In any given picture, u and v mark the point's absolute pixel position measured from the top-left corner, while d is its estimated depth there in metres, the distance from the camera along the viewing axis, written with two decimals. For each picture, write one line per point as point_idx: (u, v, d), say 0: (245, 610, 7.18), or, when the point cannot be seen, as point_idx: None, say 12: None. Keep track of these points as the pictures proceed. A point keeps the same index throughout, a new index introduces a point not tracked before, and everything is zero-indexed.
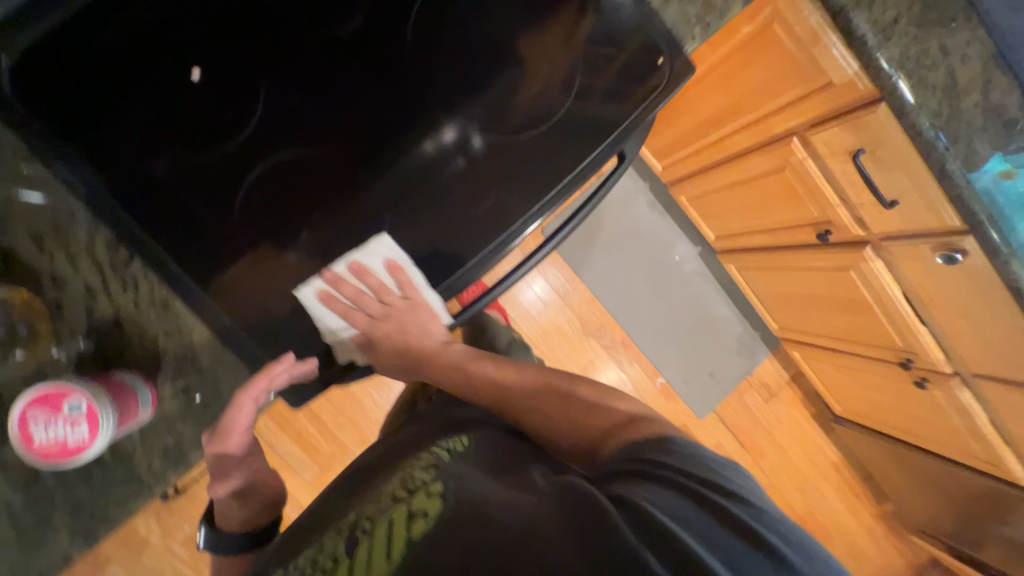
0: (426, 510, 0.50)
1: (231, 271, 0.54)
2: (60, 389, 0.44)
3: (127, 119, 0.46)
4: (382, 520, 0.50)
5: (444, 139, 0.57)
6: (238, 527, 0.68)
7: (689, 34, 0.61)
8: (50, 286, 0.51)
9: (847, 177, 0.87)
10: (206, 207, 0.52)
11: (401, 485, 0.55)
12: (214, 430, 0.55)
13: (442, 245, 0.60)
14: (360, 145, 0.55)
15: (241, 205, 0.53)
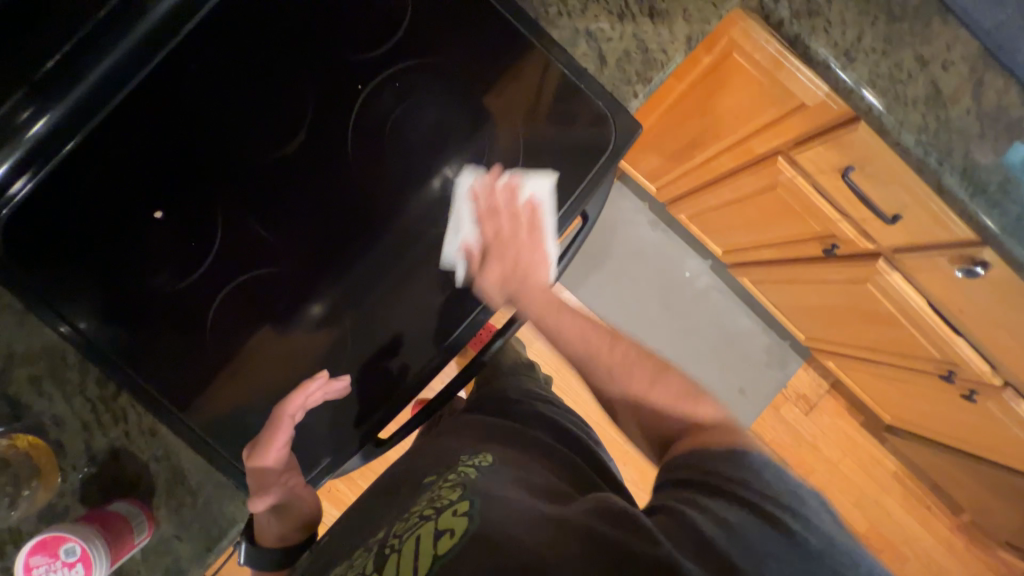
0: (454, 529, 0.48)
1: (223, 376, 0.58)
2: (57, 535, 0.48)
3: (134, 245, 0.55)
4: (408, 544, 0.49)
5: (422, 198, 0.62)
6: (275, 541, 0.66)
7: (632, 92, 0.61)
8: (51, 427, 0.55)
9: (841, 194, 0.82)
10: (209, 311, 0.58)
11: (427, 505, 0.53)
12: (254, 444, 0.58)
13: (437, 305, 0.63)
14: (338, 219, 0.60)
15: (240, 300, 0.59)
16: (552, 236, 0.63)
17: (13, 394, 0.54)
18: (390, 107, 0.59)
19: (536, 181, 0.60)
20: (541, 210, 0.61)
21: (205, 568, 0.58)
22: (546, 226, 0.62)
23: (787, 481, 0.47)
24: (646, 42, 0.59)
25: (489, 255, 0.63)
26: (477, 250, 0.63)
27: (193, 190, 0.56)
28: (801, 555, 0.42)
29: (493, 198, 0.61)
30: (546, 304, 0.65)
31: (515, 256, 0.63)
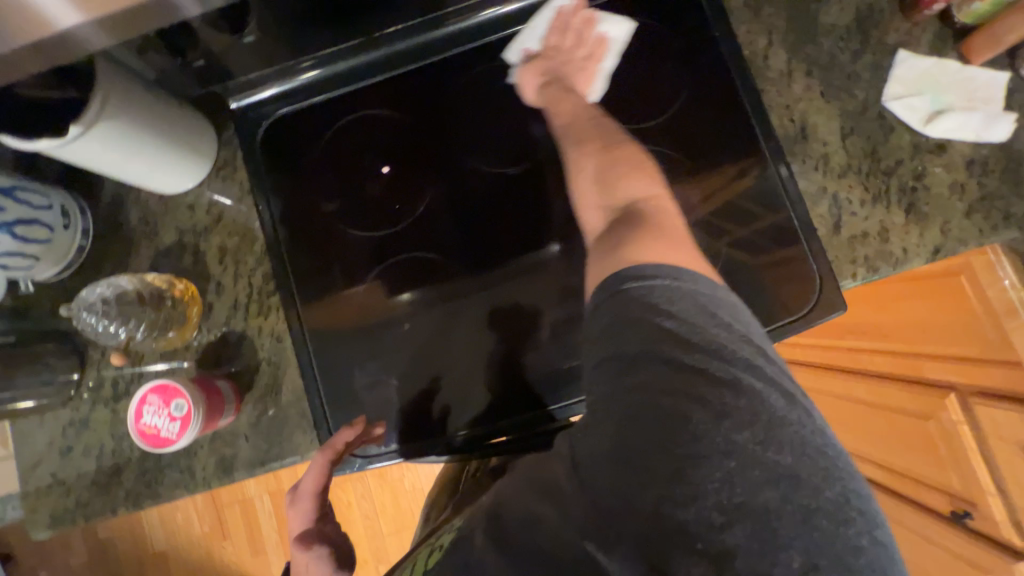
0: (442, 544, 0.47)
1: (313, 311, 0.61)
2: (176, 387, 0.52)
3: (349, 192, 0.63)
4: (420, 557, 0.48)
5: (551, 249, 0.60)
6: None
7: (851, 270, 0.57)
8: (213, 289, 0.62)
9: (1013, 475, 0.69)
10: (351, 254, 0.62)
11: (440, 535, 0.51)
12: (294, 491, 0.56)
13: (526, 357, 0.58)
14: (487, 230, 0.61)
15: (378, 260, 0.62)
16: (613, 62, 0.61)
17: (206, 250, 0.63)
18: None
19: (615, 24, 0.61)
20: (607, 47, 0.61)
21: (248, 477, 0.59)
22: (604, 64, 0.61)
23: (680, 282, 0.44)
24: (891, 232, 0.56)
25: (537, 73, 0.61)
26: (529, 62, 0.61)
27: (417, 168, 0.62)
28: (812, 512, 0.35)
29: (569, 18, 0.61)
30: (597, 137, 0.56)
31: (567, 61, 0.60)
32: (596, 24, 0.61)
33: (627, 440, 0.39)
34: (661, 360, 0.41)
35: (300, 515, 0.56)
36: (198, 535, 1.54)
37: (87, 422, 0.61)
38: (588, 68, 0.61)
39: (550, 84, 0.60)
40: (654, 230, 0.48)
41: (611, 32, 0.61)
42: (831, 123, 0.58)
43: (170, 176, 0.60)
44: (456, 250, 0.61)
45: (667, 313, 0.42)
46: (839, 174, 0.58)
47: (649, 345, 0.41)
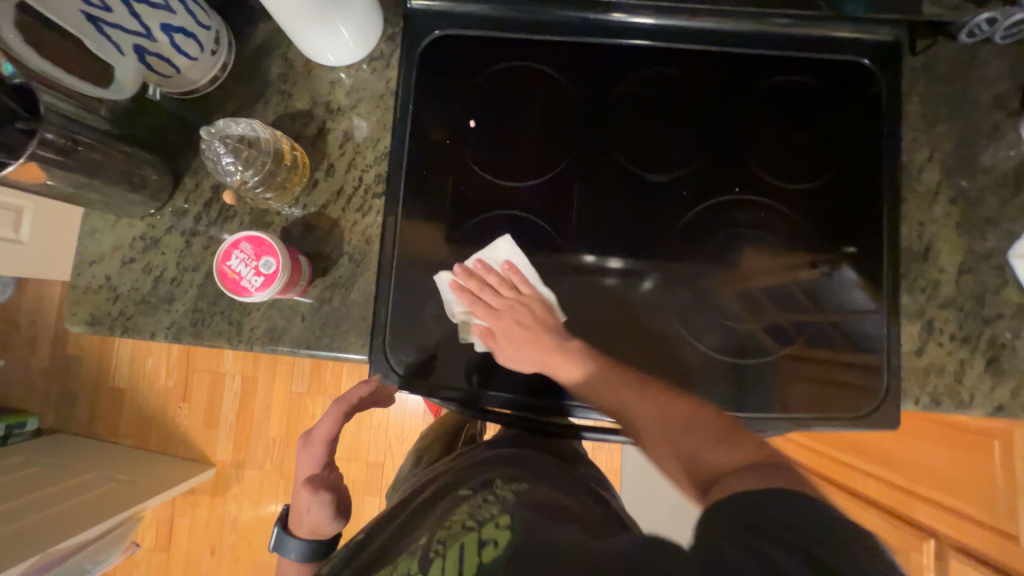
0: (499, 539, 0.42)
1: (389, 229, 0.60)
2: (269, 245, 0.52)
3: (491, 134, 0.62)
4: (454, 545, 0.43)
5: (605, 265, 0.60)
6: (314, 521, 0.63)
7: (915, 395, 0.59)
8: (323, 170, 0.62)
9: None
10: (448, 189, 0.61)
11: (466, 515, 0.47)
12: (307, 435, 0.65)
13: (586, 354, 0.59)
14: (574, 220, 0.61)
15: (452, 208, 0.61)
16: (530, 274, 0.61)
17: (328, 131, 0.63)
18: (744, 221, 0.61)
19: (503, 246, 0.60)
20: (517, 269, 0.60)
21: (291, 354, 0.60)
22: (517, 262, 0.60)
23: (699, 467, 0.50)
24: (966, 375, 0.58)
25: (522, 348, 0.59)
26: (485, 337, 0.60)
27: (566, 142, 0.62)
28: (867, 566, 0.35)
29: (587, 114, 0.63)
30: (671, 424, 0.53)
31: (518, 316, 0.60)
32: (492, 264, 0.61)
33: (760, 524, 0.39)
34: (746, 518, 0.40)
35: (323, 449, 0.65)
36: (161, 387, 1.55)
37: (158, 242, 0.62)
38: (491, 231, 0.61)
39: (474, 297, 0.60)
40: (664, 406, 0.54)
41: (503, 255, 0.60)
42: (954, 255, 0.60)
43: (323, 43, 0.58)
44: (542, 231, 0.61)
45: (772, 496, 0.41)
46: (940, 305, 0.59)
47: (757, 501, 0.41)
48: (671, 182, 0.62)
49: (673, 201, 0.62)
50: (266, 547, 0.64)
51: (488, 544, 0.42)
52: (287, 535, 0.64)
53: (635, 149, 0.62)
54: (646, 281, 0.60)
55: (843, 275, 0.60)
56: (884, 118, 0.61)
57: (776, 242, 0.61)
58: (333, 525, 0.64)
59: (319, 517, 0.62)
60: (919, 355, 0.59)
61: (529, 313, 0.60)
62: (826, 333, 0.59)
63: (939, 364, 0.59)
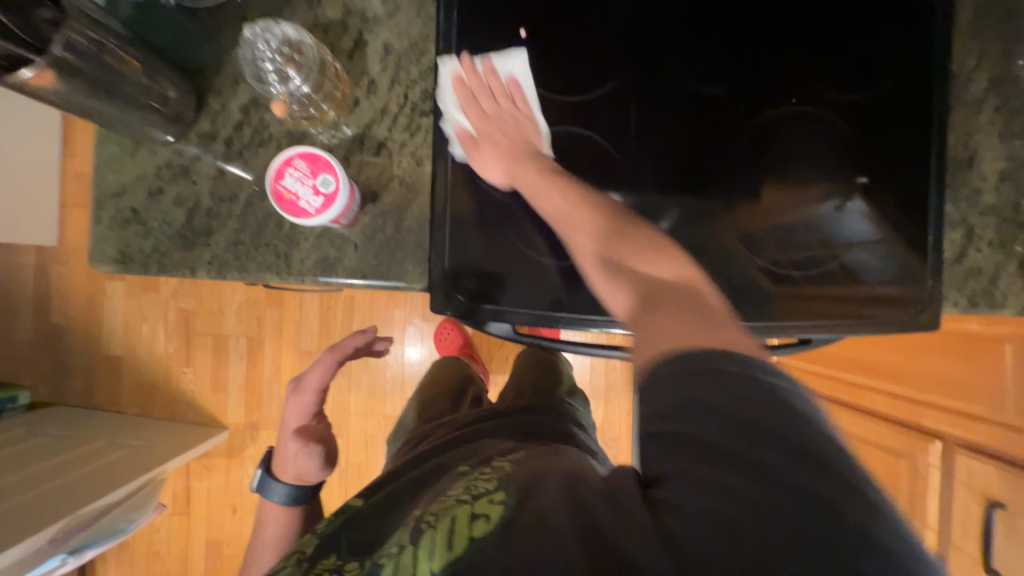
0: (491, 514, 0.38)
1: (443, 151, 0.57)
2: (328, 162, 0.49)
3: (542, 44, 0.58)
4: (447, 521, 0.39)
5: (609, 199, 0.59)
6: (290, 478, 0.71)
7: (954, 298, 0.62)
8: (364, 87, 0.58)
9: (966, 516, 0.82)
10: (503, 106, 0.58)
11: (465, 486, 0.44)
12: (296, 384, 0.73)
13: None
14: (632, 138, 0.59)
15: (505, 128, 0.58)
16: (535, 101, 0.59)
17: (365, 42, 0.58)
18: (796, 135, 0.61)
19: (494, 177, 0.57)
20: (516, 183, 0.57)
21: (344, 284, 0.58)
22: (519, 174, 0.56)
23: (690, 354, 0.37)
24: (1002, 278, 0.61)
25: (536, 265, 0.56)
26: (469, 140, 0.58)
27: (621, 50, 0.59)
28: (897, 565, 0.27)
29: (497, 139, 0.58)
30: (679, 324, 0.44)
31: (509, 142, 0.58)
32: (497, 71, 0.58)
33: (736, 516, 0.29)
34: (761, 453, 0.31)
35: (310, 402, 0.73)
36: (160, 353, 1.49)
37: (187, 170, 0.57)
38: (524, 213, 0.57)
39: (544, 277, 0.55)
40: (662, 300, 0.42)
41: (504, 72, 0.58)
42: (996, 163, 0.62)
43: None
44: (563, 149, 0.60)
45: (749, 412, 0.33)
46: (981, 212, 0.61)
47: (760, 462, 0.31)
48: (729, 94, 0.60)
49: (729, 116, 0.60)
50: (251, 488, 0.71)
51: (478, 518, 0.38)
52: (271, 481, 0.71)
53: (694, 58, 0.59)
54: (665, 218, 0.60)
55: (851, 206, 0.61)
56: (941, 22, 0.60)
57: (831, 156, 0.61)
58: (318, 472, 0.71)
59: (307, 463, 0.70)
60: (959, 261, 0.62)
61: (532, 141, 0.59)
62: (837, 268, 0.61)
63: (977, 273, 0.62)
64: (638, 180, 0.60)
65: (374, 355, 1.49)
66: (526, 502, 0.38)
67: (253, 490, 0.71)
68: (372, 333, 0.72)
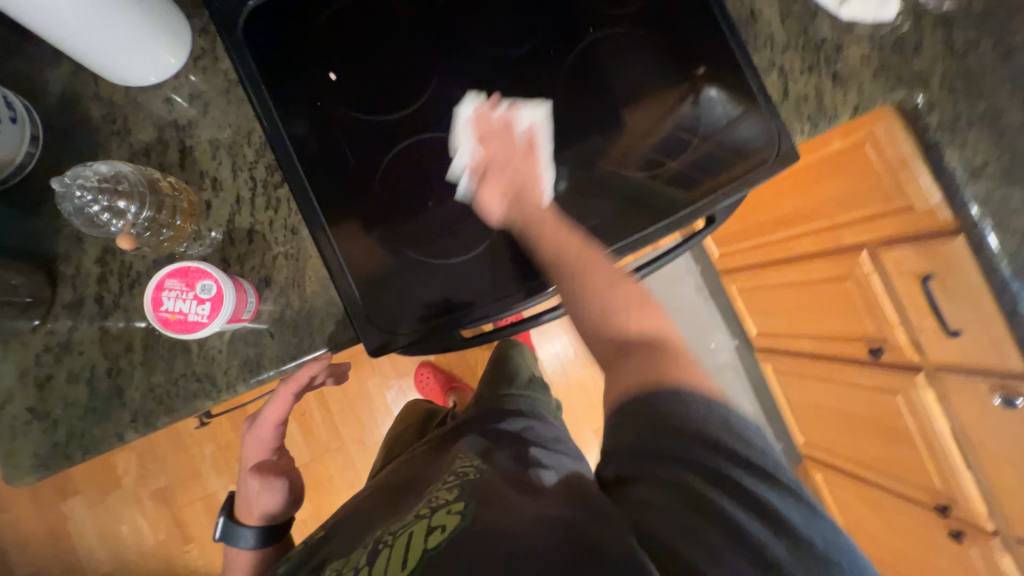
0: (447, 524, 0.46)
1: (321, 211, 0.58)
2: (200, 268, 0.48)
3: (356, 79, 0.61)
4: (405, 535, 0.48)
5: (517, 179, 0.63)
6: (255, 516, 0.70)
7: (798, 128, 0.69)
8: (209, 187, 0.57)
9: (912, 299, 0.90)
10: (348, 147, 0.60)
11: (426, 505, 0.53)
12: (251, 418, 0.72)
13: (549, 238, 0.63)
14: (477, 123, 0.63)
15: (361, 166, 0.60)
16: (550, 170, 0.63)
17: (190, 147, 0.58)
18: (610, 54, 0.66)
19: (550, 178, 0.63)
20: (536, 141, 0.63)
21: (279, 375, 0.57)
22: (542, 156, 0.62)
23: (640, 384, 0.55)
24: (824, 96, 0.69)
25: (500, 193, 0.61)
26: (474, 174, 0.62)
27: (426, 53, 0.62)
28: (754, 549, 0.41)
29: (490, 124, 0.63)
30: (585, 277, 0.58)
31: (518, 166, 0.63)
32: (518, 117, 0.62)
33: (677, 521, 0.41)
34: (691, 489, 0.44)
35: (269, 433, 0.72)
36: (152, 545, 1.38)
37: (68, 344, 0.54)
38: (530, 162, 0.63)
39: (513, 201, 0.61)
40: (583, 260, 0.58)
41: (531, 122, 0.63)
42: (772, 8, 0.70)
43: (138, 59, 0.54)
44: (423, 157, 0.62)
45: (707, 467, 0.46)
46: (781, 51, 0.69)
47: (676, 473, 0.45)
48: (536, 47, 0.64)
49: (547, 66, 0.65)
50: (216, 536, 0.69)
51: (438, 530, 0.46)
52: (236, 522, 0.70)
53: (491, 32, 0.64)
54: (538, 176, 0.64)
55: (707, 95, 0.65)
56: None
57: (646, 60, 0.67)
58: (280, 508, 0.71)
59: (268, 501, 0.70)
60: (786, 96, 0.69)
61: (558, 212, 0.63)
62: (715, 150, 0.66)
63: (805, 101, 0.69)
64: (499, 155, 0.63)
65: (368, 434, 1.45)
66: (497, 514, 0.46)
67: (217, 539, 0.69)
68: (322, 357, 0.57)
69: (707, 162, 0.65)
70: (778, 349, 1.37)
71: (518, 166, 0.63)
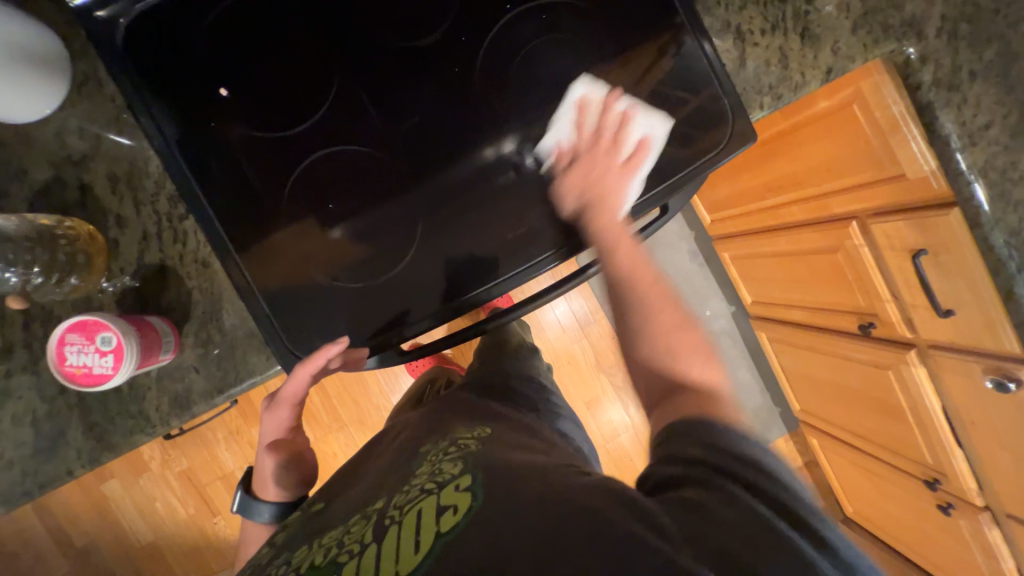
0: (459, 504, 0.43)
1: (243, 239, 0.56)
2: (99, 321, 0.49)
3: (247, 88, 0.56)
4: (412, 512, 0.44)
5: (505, 148, 0.58)
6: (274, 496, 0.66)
7: (758, 101, 0.60)
8: (113, 225, 0.56)
9: (903, 275, 0.82)
10: (253, 168, 0.56)
11: (430, 479, 0.49)
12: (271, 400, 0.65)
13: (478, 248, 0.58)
14: (387, 127, 0.57)
15: (268, 185, 0.56)
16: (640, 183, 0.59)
17: (89, 184, 0.56)
18: (531, 37, 0.57)
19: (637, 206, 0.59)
20: (644, 154, 0.58)
21: (211, 407, 0.58)
22: (642, 171, 0.58)
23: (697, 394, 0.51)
24: (790, 60, 0.59)
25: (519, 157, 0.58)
26: (449, 255, 0.58)
27: (324, 54, 0.56)
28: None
29: (596, 116, 0.58)
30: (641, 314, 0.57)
31: (600, 178, 0.59)
32: (634, 113, 0.58)
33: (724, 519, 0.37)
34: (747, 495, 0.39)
35: (290, 411, 0.65)
36: (185, 518, 1.53)
37: (6, 390, 0.56)
38: (627, 172, 0.59)
39: (596, 202, 0.57)
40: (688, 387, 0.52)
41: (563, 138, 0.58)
42: None
43: (17, 98, 0.51)
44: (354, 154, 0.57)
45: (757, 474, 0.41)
46: (739, 7, 0.59)
47: (730, 464, 0.41)
48: (447, 33, 0.57)
49: (460, 56, 0.57)
50: (233, 510, 0.66)
51: (448, 510, 0.43)
52: (252, 500, 0.66)
53: (394, 23, 0.56)
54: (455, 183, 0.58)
55: (659, 67, 0.58)
56: None
57: (577, 35, 0.57)
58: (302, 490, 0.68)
59: (290, 476, 0.67)
60: (744, 65, 0.59)
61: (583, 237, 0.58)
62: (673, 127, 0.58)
63: (766, 69, 0.60)
64: (418, 163, 0.58)
65: (368, 413, 1.51)
66: (509, 498, 0.42)
67: (235, 513, 0.66)
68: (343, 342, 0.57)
69: (665, 144, 0.59)
70: (772, 317, 1.30)
71: (605, 181, 0.59)
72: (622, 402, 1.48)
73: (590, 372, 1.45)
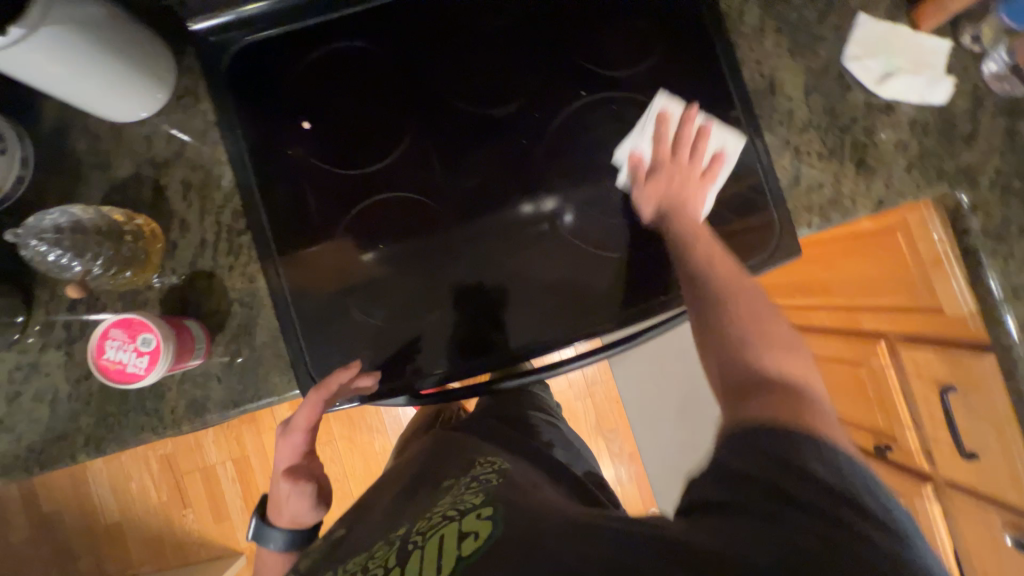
0: (479, 531, 0.40)
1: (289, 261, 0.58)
2: (144, 322, 0.51)
3: (329, 126, 0.60)
4: (435, 538, 0.40)
5: (542, 207, 0.59)
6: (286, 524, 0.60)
7: (806, 219, 0.62)
8: (176, 227, 0.59)
9: (928, 406, 0.81)
10: (316, 199, 0.59)
11: (452, 506, 0.46)
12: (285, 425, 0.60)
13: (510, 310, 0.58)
14: (448, 182, 0.60)
15: (325, 215, 0.59)
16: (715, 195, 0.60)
17: (164, 186, 0.59)
18: (600, 125, 0.60)
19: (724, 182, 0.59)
20: (719, 160, 0.59)
21: (223, 419, 0.58)
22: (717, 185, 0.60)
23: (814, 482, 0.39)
24: (843, 186, 0.61)
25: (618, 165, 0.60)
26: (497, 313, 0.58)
27: (405, 108, 0.60)
28: None
29: (680, 132, 0.59)
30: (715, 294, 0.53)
31: (681, 186, 0.59)
32: (707, 137, 0.59)
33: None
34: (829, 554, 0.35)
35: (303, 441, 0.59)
36: (155, 503, 1.49)
37: (36, 364, 0.57)
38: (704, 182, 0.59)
39: (674, 204, 0.58)
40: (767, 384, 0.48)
41: (723, 144, 0.59)
42: (797, 80, 0.62)
43: (123, 102, 0.56)
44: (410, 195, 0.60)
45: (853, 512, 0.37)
46: (801, 130, 0.62)
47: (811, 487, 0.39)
48: (522, 108, 0.60)
49: (530, 130, 0.60)
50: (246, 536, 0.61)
51: (471, 536, 0.40)
52: (265, 528, 0.60)
53: (475, 91, 0.60)
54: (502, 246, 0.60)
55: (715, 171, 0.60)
56: None
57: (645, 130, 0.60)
58: (315, 515, 0.60)
59: (300, 505, 0.59)
60: (798, 183, 0.61)
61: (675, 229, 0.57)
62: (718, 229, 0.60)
63: (817, 190, 0.61)
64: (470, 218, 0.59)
65: (356, 430, 1.41)
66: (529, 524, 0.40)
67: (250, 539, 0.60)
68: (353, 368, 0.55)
69: None
70: None
71: (683, 181, 0.59)
72: (616, 470, 1.43)
73: (589, 434, 1.42)
